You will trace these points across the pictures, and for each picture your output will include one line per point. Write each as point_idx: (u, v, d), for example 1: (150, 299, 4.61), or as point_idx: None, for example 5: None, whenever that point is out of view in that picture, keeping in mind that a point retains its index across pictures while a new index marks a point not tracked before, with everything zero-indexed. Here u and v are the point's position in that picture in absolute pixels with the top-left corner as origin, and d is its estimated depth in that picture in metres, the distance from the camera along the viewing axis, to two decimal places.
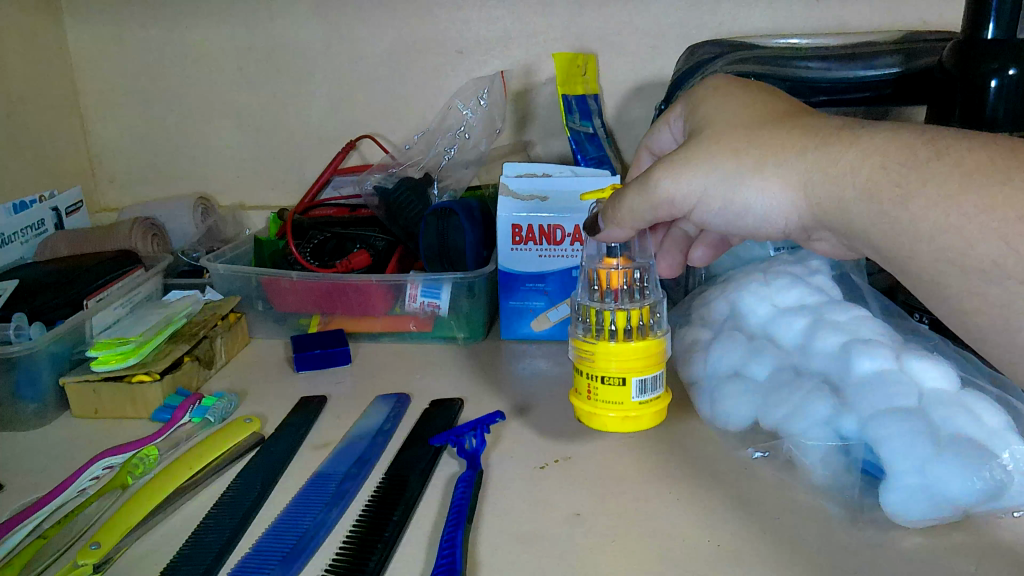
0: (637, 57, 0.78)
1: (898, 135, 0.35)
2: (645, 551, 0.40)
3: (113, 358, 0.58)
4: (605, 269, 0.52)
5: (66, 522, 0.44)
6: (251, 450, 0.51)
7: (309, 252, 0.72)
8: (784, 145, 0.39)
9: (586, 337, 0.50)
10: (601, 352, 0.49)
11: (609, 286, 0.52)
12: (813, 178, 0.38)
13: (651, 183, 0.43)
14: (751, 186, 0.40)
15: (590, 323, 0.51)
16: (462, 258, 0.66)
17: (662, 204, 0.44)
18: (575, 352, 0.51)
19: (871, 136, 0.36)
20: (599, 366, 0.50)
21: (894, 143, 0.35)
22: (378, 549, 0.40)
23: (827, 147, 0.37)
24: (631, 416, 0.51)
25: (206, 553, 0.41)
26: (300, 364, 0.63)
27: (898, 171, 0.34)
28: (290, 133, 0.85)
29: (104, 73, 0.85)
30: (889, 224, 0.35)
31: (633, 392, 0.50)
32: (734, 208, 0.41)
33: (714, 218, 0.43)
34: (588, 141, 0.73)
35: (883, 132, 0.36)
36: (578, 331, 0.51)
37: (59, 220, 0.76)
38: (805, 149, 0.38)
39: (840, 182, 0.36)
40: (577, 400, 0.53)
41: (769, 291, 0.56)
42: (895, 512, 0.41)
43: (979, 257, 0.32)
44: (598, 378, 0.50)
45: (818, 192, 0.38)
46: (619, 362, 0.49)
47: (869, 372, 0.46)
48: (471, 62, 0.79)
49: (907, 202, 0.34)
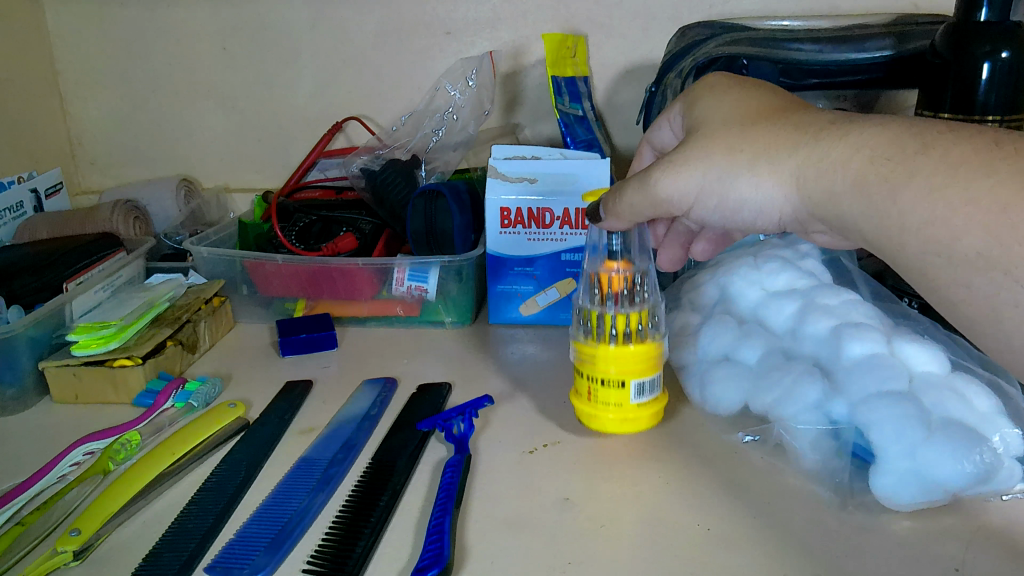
0: (627, 39, 0.77)
1: (885, 130, 0.35)
2: (631, 536, 0.40)
3: (93, 343, 0.57)
4: (606, 272, 0.50)
5: (46, 509, 0.43)
6: (235, 436, 0.50)
7: (296, 236, 0.71)
8: (778, 139, 0.38)
9: (585, 339, 0.49)
10: (600, 353, 0.48)
11: (612, 289, 0.49)
12: (805, 172, 0.37)
13: (649, 181, 0.42)
14: (745, 178, 0.39)
15: (588, 323, 0.49)
16: (450, 241, 0.64)
17: (661, 202, 0.43)
18: (574, 354, 0.50)
19: (860, 133, 0.36)
20: (596, 368, 0.48)
21: (881, 138, 0.35)
22: (365, 535, 0.40)
23: (818, 143, 0.37)
24: (629, 417, 0.49)
25: (188, 540, 0.40)
26: (286, 348, 0.62)
27: (885, 166, 0.34)
28: (275, 115, 0.84)
29: (83, 52, 0.83)
30: (878, 215, 0.34)
31: (633, 395, 0.48)
32: (729, 206, 0.41)
33: (713, 216, 0.42)
34: (578, 124, 0.72)
35: (871, 127, 0.36)
36: (575, 330, 0.50)
37: (39, 202, 0.75)
38: (796, 144, 0.38)
39: (829, 176, 0.36)
40: (577, 401, 0.50)
41: (759, 275, 0.56)
42: (885, 496, 0.41)
43: (964, 250, 0.31)
44: (595, 379, 0.48)
45: (810, 188, 0.37)
46: (618, 364, 0.47)
47: (860, 355, 0.46)
48: (459, 43, 0.78)
49: (895, 193, 0.33)
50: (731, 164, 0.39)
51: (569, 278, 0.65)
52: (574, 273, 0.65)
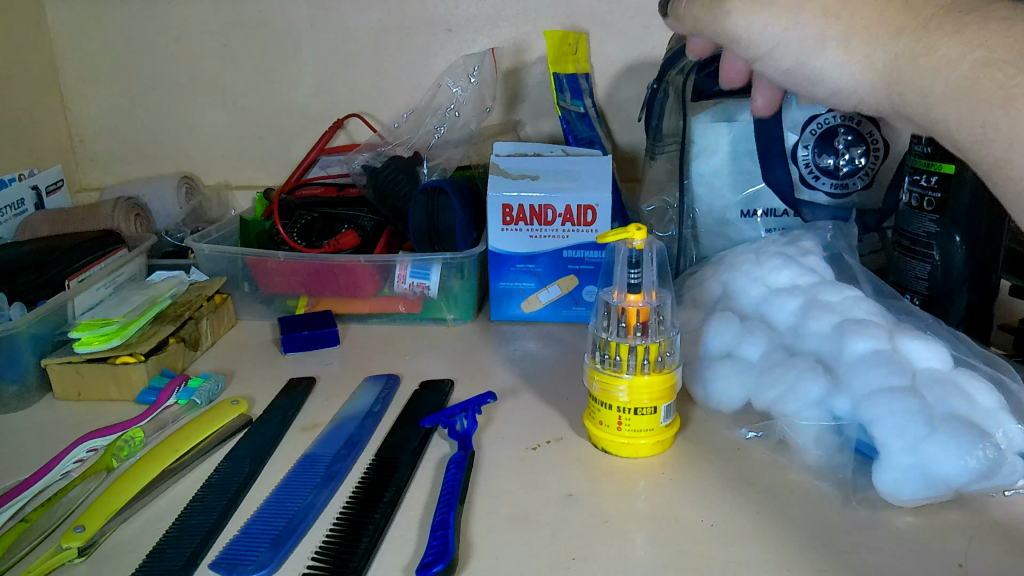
0: (629, 36, 0.77)
1: (1014, 20, 0.30)
2: (633, 532, 0.40)
3: (95, 340, 0.57)
4: (629, 304, 0.45)
5: (49, 506, 0.43)
6: (238, 433, 0.50)
7: (296, 233, 0.70)
8: (884, 18, 0.34)
9: (607, 369, 0.45)
10: (633, 385, 0.44)
11: (638, 322, 0.45)
12: (900, 65, 0.34)
13: (724, 10, 0.40)
14: (828, 55, 0.36)
15: (611, 355, 0.45)
16: (451, 238, 0.65)
17: (728, 34, 0.40)
18: (593, 383, 0.46)
19: (981, 22, 0.31)
20: (629, 399, 0.45)
21: (1004, 32, 0.30)
22: (369, 531, 0.40)
23: (927, 31, 0.33)
24: (641, 443, 0.46)
25: (191, 536, 0.40)
26: (288, 345, 0.62)
27: (1003, 70, 0.30)
28: (276, 112, 0.84)
29: (83, 49, 0.83)
30: (980, 125, 0.31)
31: (662, 417, 0.46)
32: (806, 73, 0.38)
33: (775, 72, 0.40)
34: (579, 121, 0.72)
35: (999, 14, 0.31)
36: (593, 361, 0.46)
37: (40, 200, 0.75)
38: (902, 29, 0.34)
39: (931, 73, 0.32)
40: (589, 424, 0.48)
41: (761, 271, 0.56)
42: (887, 491, 0.41)
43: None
44: (624, 409, 0.45)
45: (904, 81, 0.34)
46: (652, 393, 0.45)
47: (862, 350, 0.46)
48: (460, 40, 0.78)
49: (1008, 105, 0.30)
50: (820, 31, 0.36)
51: (571, 275, 0.65)
52: (576, 270, 0.65)
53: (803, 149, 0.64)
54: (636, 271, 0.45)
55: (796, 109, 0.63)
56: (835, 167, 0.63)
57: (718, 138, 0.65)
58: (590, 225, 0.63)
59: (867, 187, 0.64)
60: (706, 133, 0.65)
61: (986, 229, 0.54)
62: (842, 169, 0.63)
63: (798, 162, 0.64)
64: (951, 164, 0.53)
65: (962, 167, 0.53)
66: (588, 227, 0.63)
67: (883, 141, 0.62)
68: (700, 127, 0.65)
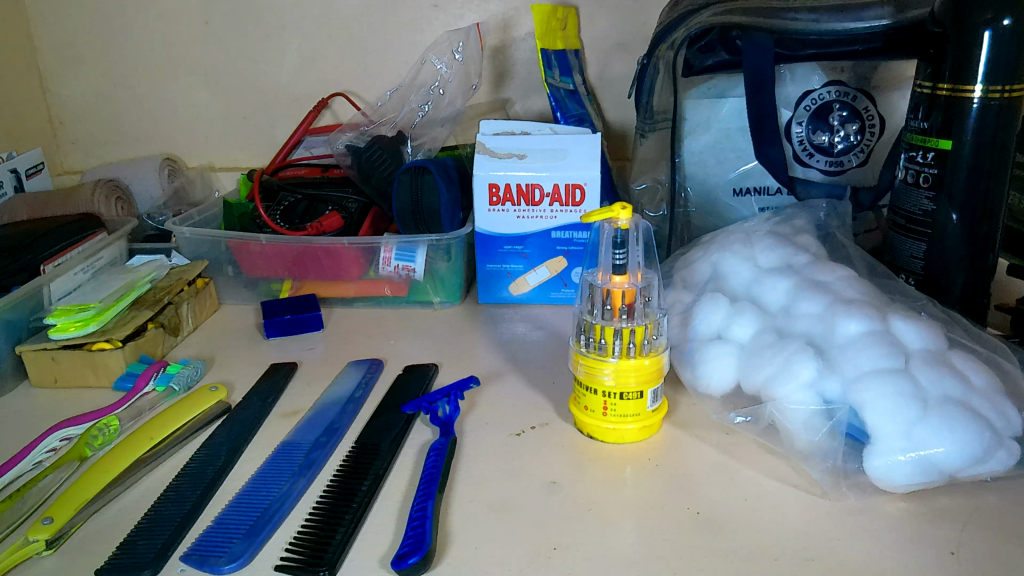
0: (619, 10, 0.75)
1: None
2: (618, 519, 0.39)
3: (71, 326, 0.55)
4: (616, 285, 0.44)
5: (19, 497, 0.42)
6: (216, 420, 0.49)
7: (279, 215, 0.69)
8: None
9: (593, 353, 0.44)
10: (618, 369, 0.43)
11: (624, 304, 0.44)
12: None
13: None
14: None
15: (596, 338, 0.44)
16: (437, 220, 0.63)
17: None
18: (578, 368, 0.45)
19: None
20: (614, 383, 0.44)
21: None
22: (346, 520, 0.39)
23: None
24: (628, 428, 0.45)
25: (164, 527, 0.39)
26: (270, 329, 0.61)
27: None
28: (260, 92, 0.82)
29: (61, 28, 0.81)
30: None
31: (650, 401, 0.45)
32: None
33: None
34: (568, 98, 0.70)
35: None
36: (578, 345, 0.45)
37: (20, 182, 0.73)
38: None
39: None
40: (575, 409, 0.46)
41: (750, 252, 0.54)
42: (880, 477, 0.40)
43: None
44: (609, 394, 0.44)
45: None
46: (639, 376, 0.43)
47: (854, 331, 0.44)
48: (447, 16, 0.76)
49: None
50: None
51: (560, 256, 0.64)
52: (565, 251, 0.64)
53: (798, 125, 0.64)
54: (621, 251, 0.44)
55: (790, 85, 0.63)
56: (831, 143, 0.64)
57: (712, 115, 0.65)
58: (579, 204, 0.61)
59: (863, 164, 0.64)
60: (699, 109, 0.65)
61: (983, 207, 0.52)
62: (837, 145, 0.64)
63: (792, 139, 0.64)
64: (948, 139, 0.51)
65: (958, 142, 0.51)
66: (576, 207, 0.62)
67: (879, 117, 0.63)
68: (693, 104, 0.65)
